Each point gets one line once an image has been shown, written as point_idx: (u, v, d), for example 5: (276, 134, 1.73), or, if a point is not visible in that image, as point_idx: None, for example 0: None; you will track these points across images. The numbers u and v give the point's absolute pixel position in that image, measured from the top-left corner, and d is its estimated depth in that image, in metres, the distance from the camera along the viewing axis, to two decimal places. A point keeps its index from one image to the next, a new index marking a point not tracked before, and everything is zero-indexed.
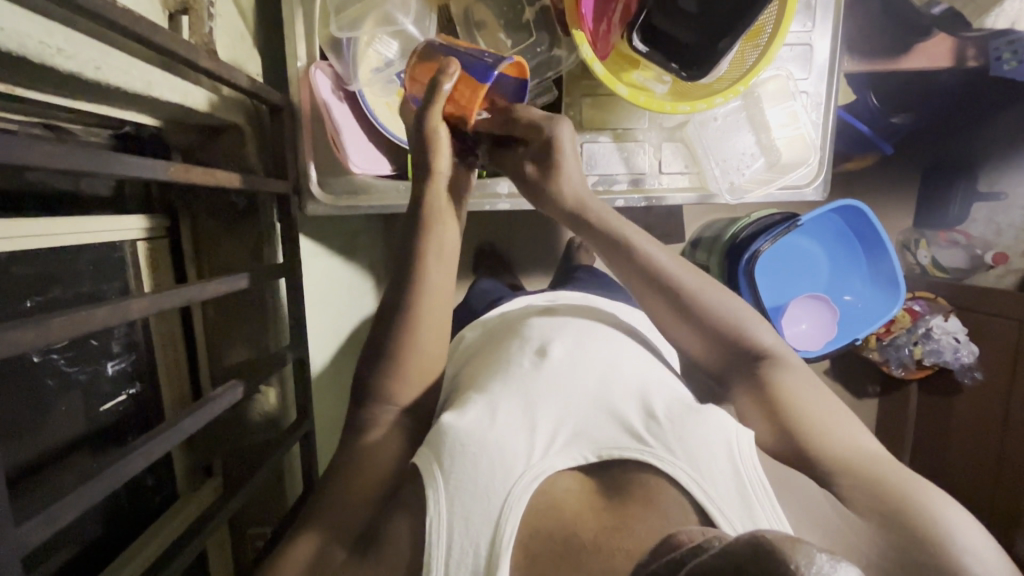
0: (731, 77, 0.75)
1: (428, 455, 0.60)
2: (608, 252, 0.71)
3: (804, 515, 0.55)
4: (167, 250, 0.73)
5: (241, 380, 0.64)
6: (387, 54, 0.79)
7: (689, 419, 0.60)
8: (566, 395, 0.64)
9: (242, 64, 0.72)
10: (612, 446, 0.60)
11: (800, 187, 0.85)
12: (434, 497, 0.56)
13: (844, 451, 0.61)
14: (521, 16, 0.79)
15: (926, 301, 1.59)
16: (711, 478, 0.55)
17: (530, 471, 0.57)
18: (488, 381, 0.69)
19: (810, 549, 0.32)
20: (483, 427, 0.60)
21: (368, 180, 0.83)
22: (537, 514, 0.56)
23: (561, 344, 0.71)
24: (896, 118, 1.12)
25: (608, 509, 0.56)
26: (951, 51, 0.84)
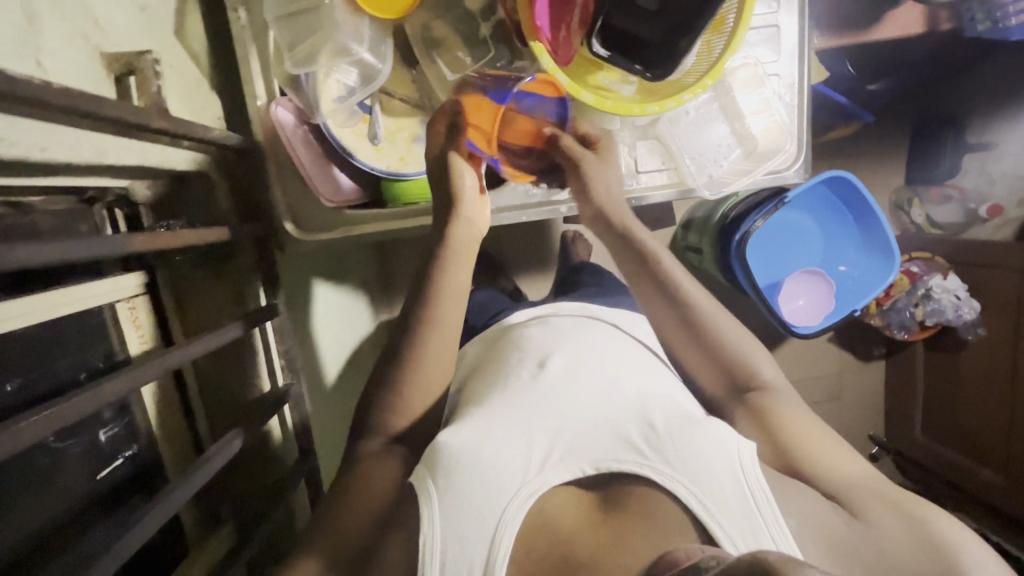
0: (698, 69, 0.73)
1: (423, 472, 0.61)
2: (627, 264, 0.77)
3: (804, 519, 0.57)
4: (147, 308, 0.72)
5: (237, 433, 0.66)
6: (348, 83, 0.76)
7: (689, 433, 0.61)
8: (564, 404, 0.66)
9: (202, 111, 0.71)
10: (609, 458, 0.60)
11: (782, 171, 0.83)
12: (429, 515, 0.57)
13: (840, 471, 0.64)
14: (477, 32, 0.77)
15: (924, 261, 1.59)
16: (708, 490, 0.56)
17: (525, 488, 0.58)
18: (487, 397, 0.71)
19: (809, 569, 0.37)
20: (480, 442, 0.62)
21: (338, 212, 0.81)
22: (533, 531, 0.57)
23: (560, 358, 0.73)
24: (873, 85, 1.11)
25: (605, 525, 0.57)
26: (922, 17, 0.81)
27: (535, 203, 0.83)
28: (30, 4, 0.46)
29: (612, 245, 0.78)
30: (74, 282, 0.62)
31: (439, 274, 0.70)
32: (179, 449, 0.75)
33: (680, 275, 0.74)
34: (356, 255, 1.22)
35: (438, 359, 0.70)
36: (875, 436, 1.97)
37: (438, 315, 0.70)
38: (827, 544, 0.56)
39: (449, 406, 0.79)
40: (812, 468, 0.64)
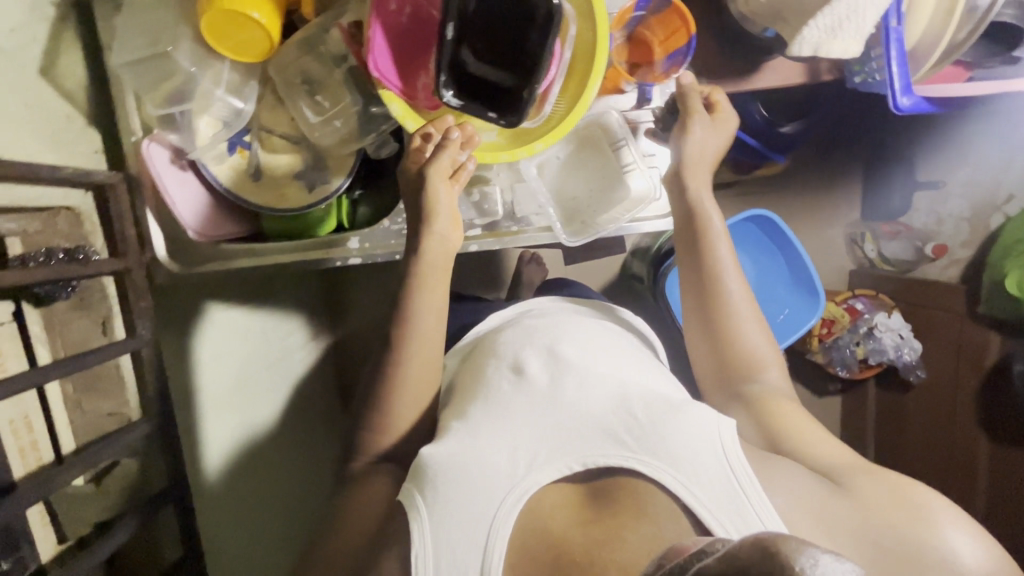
0: (558, 115, 0.74)
1: (411, 489, 0.64)
2: (686, 252, 0.79)
3: (794, 502, 0.60)
4: (13, 337, 0.73)
5: (151, 419, 0.81)
6: (222, 119, 0.78)
7: (668, 422, 0.64)
8: (546, 404, 0.68)
9: (68, 148, 0.74)
10: (596, 455, 0.63)
11: (661, 218, 0.84)
12: (420, 531, 0.60)
13: (832, 455, 0.67)
14: (345, 75, 0.80)
15: (867, 298, 1.53)
16: (693, 480, 0.59)
17: (514, 491, 0.61)
18: (466, 407, 0.72)
19: (813, 549, 0.33)
20: (464, 452, 0.64)
21: (216, 246, 0.83)
22: (526, 531, 0.59)
23: (537, 359, 0.75)
24: (788, 127, 1.10)
25: (595, 521, 0.59)
26: (800, 68, 0.81)
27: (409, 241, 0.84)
28: None
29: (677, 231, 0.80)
30: None
31: (420, 292, 0.72)
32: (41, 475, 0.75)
33: (721, 255, 0.77)
34: None
35: (405, 387, 0.72)
36: None
37: None
38: (822, 525, 0.59)
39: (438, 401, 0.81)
40: (801, 453, 0.67)
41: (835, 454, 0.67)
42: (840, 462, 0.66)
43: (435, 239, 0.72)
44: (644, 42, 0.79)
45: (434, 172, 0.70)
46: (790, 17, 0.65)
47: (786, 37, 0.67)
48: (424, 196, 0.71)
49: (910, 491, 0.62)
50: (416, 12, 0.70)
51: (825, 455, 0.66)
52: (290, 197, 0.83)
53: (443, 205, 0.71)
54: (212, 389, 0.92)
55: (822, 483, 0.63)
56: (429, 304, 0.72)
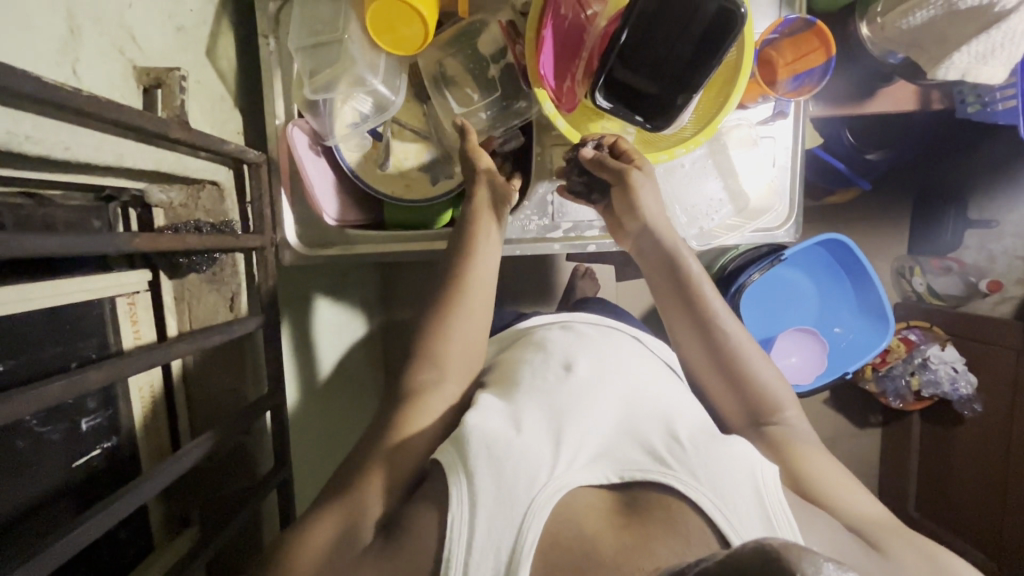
0: (695, 124, 0.77)
1: (450, 451, 0.61)
2: (672, 293, 0.76)
3: (823, 543, 0.57)
4: (147, 306, 0.75)
5: (213, 436, 0.66)
6: (363, 110, 0.81)
7: (714, 447, 0.62)
8: (592, 408, 0.67)
9: (223, 125, 0.76)
10: (635, 468, 0.61)
11: (771, 230, 0.86)
12: (458, 492, 0.57)
13: (854, 512, 0.64)
14: (485, 73, 0.83)
15: (921, 330, 1.56)
16: (731, 505, 0.56)
17: (553, 483, 0.58)
18: (513, 389, 0.71)
19: (817, 557, 0.34)
20: (505, 433, 0.62)
21: (347, 232, 0.86)
22: (559, 527, 0.56)
23: (584, 365, 0.75)
24: (873, 154, 1.14)
25: (628, 528, 0.56)
26: (914, 94, 0.85)
27: (532, 238, 0.87)
28: (77, 19, 0.51)
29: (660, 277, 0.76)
30: (77, 274, 0.65)
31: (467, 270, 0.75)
32: (160, 445, 0.76)
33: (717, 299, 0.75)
34: (364, 271, 1.24)
35: (456, 367, 0.71)
36: None
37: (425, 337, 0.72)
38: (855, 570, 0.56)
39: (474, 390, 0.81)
40: (830, 501, 0.64)
41: (849, 514, 0.64)
42: (857, 521, 0.63)
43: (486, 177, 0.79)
44: (771, 62, 0.82)
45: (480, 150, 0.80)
46: (933, 45, 0.69)
47: (926, 64, 0.71)
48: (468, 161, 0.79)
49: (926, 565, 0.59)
50: (576, 20, 0.74)
51: (842, 508, 0.64)
52: (415, 189, 0.86)
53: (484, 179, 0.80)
54: (291, 369, 0.92)
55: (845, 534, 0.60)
56: (479, 310, 0.75)
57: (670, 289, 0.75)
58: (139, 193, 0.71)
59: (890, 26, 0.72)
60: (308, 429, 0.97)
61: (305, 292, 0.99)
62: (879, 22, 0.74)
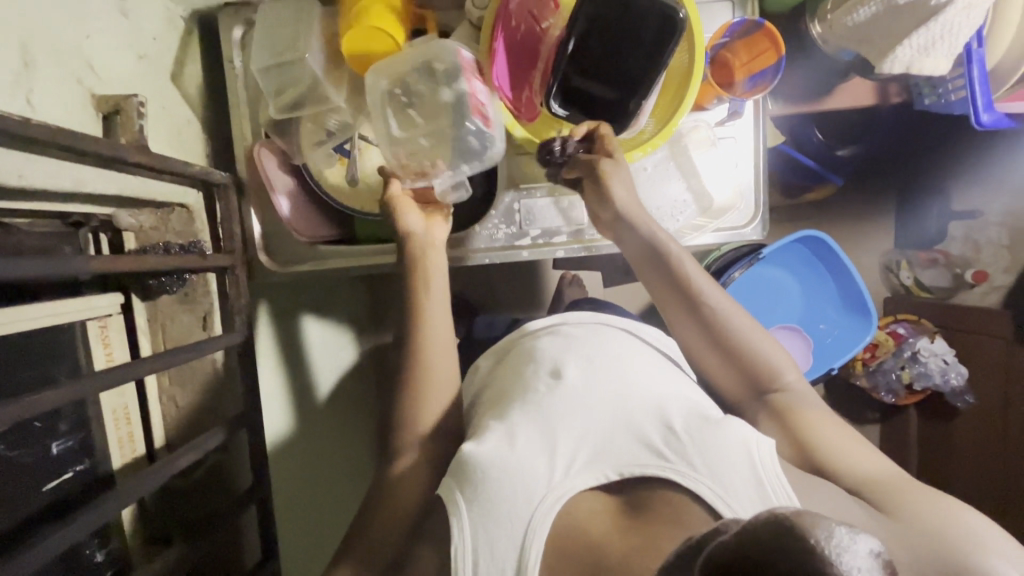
0: (652, 128, 0.79)
1: (450, 483, 0.62)
2: (658, 284, 0.77)
3: (838, 512, 0.56)
4: (120, 329, 0.77)
5: (214, 434, 0.73)
6: (328, 127, 0.82)
7: (711, 433, 0.61)
8: (586, 411, 0.66)
9: (190, 149, 0.78)
10: (633, 464, 0.61)
11: (738, 229, 0.87)
12: (458, 525, 0.58)
13: (870, 469, 0.63)
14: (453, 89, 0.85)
15: (910, 323, 1.55)
16: (734, 493, 0.56)
17: (552, 494, 0.59)
18: (505, 407, 0.70)
19: (830, 524, 0.34)
20: (498, 451, 0.62)
21: (319, 248, 0.87)
22: (561, 538, 0.57)
23: (575, 365, 0.71)
24: (843, 150, 1.16)
25: (634, 530, 0.56)
26: (872, 90, 0.86)
27: (501, 247, 0.87)
28: (32, 51, 0.52)
29: (647, 272, 0.77)
30: (44, 300, 0.66)
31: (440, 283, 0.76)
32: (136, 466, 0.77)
33: (700, 278, 0.75)
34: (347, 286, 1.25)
35: (440, 380, 0.73)
36: None
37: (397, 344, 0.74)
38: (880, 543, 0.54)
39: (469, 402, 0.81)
40: (843, 469, 0.63)
41: (867, 473, 0.63)
42: (877, 478, 0.62)
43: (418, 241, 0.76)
44: (727, 64, 0.84)
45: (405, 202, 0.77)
46: (880, 38, 0.70)
47: (873, 58, 0.72)
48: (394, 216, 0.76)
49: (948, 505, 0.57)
50: (529, 30, 0.75)
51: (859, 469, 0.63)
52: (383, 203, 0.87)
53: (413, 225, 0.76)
54: (272, 387, 0.91)
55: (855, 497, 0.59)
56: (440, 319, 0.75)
57: (657, 282, 0.76)
58: (107, 217, 0.72)
59: (839, 24, 0.72)
60: (297, 445, 0.96)
61: (286, 309, 0.99)
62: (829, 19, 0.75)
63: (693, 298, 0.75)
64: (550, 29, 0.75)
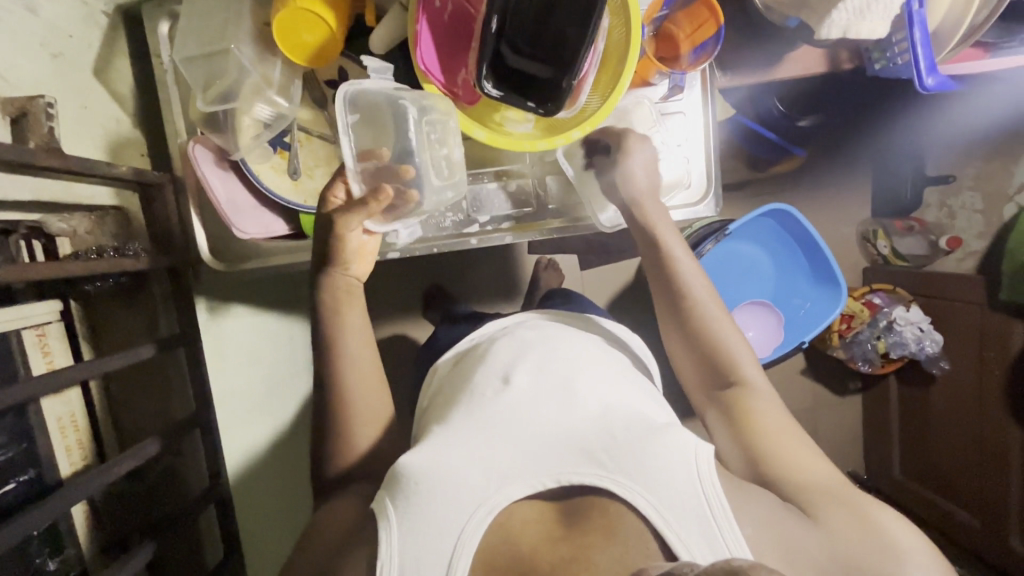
0: (592, 106, 0.76)
1: (382, 496, 0.64)
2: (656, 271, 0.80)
3: (758, 524, 0.60)
4: (61, 336, 0.75)
5: (153, 438, 0.74)
6: (263, 118, 0.79)
7: (648, 444, 0.64)
8: (528, 420, 0.68)
9: (119, 149, 0.76)
10: (570, 471, 0.63)
11: (691, 206, 0.86)
12: (388, 538, 0.60)
13: (805, 479, 0.67)
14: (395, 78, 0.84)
15: (885, 293, 1.54)
16: (662, 500, 0.59)
17: (484, 504, 0.60)
18: (450, 413, 0.74)
19: None
20: (435, 463, 0.64)
21: (265, 244, 0.86)
22: (492, 548, 0.58)
23: (522, 373, 0.75)
24: (803, 121, 1.14)
25: (564, 541, 0.57)
26: (822, 56, 0.84)
27: (447, 235, 0.85)
28: None
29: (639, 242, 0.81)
30: None
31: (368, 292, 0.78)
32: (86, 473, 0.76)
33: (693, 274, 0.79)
34: None
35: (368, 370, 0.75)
36: (854, 473, 1.80)
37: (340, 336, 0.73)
38: (786, 548, 0.59)
39: (423, 413, 0.85)
40: (782, 480, 0.67)
41: (803, 482, 0.67)
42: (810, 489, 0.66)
43: (337, 284, 0.76)
44: (672, 37, 0.81)
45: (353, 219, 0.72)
46: (816, 3, 0.68)
47: (813, 24, 0.70)
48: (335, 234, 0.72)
49: (855, 522, 0.63)
50: (461, 16, 0.74)
51: (793, 472, 0.68)
52: None
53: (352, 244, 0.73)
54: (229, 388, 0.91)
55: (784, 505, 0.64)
56: (359, 320, 0.76)
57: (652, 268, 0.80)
58: (36, 223, 0.71)
59: None
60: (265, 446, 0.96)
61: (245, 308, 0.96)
62: None
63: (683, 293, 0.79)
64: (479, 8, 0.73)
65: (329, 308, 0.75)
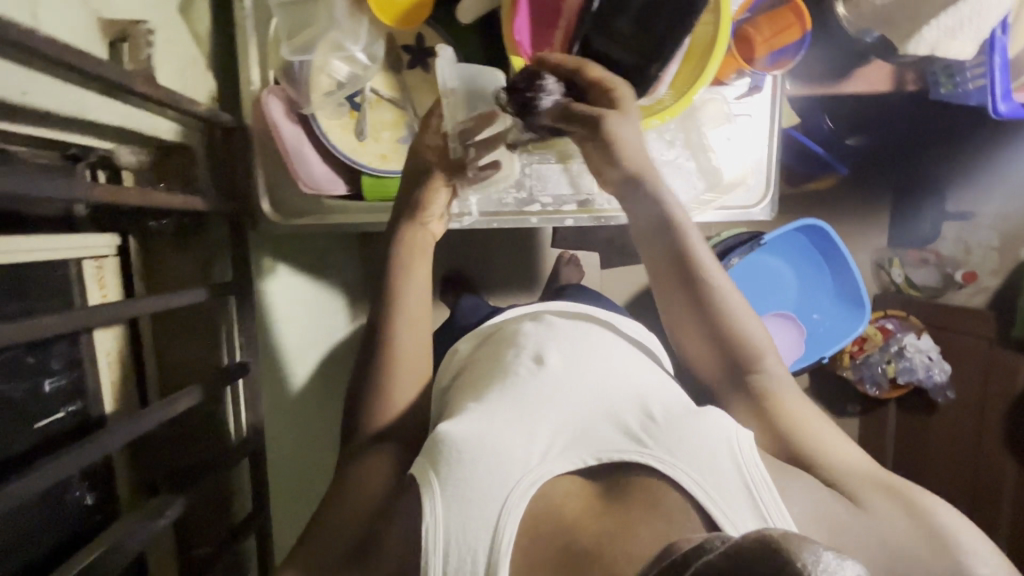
0: (671, 97, 0.77)
1: (423, 464, 0.61)
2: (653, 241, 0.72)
3: (805, 506, 0.58)
4: (115, 271, 0.74)
5: (188, 391, 0.69)
6: (339, 77, 0.80)
7: (690, 422, 0.62)
8: (566, 398, 0.67)
9: (195, 88, 0.76)
10: (611, 450, 0.61)
11: (748, 207, 0.86)
12: (431, 506, 0.57)
13: (839, 464, 0.65)
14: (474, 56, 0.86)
15: (897, 319, 1.57)
16: (711, 479, 0.57)
17: (528, 476, 0.58)
18: (484, 390, 0.71)
19: (819, 546, 0.33)
20: (478, 431, 0.62)
21: (329, 201, 0.86)
22: (537, 519, 0.56)
23: (557, 354, 0.74)
24: (850, 140, 1.18)
25: (609, 513, 0.56)
26: (891, 77, 0.85)
27: (510, 212, 0.87)
28: None
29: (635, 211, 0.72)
30: (41, 234, 0.64)
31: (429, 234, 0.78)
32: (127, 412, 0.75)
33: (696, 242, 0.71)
34: (340, 250, 1.22)
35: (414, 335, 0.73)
36: None
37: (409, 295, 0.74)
38: (831, 531, 0.57)
39: (444, 389, 0.83)
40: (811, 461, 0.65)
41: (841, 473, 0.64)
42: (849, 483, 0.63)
43: (417, 235, 0.77)
44: (749, 37, 0.83)
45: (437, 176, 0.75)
46: (904, 22, 0.71)
47: (898, 40, 0.72)
48: (422, 194, 0.75)
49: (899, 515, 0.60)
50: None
51: (830, 461, 0.64)
52: (393, 159, 0.86)
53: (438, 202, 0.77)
54: (272, 341, 0.90)
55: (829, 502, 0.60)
56: (421, 279, 0.75)
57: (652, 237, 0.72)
58: (108, 153, 0.69)
59: (866, 4, 0.75)
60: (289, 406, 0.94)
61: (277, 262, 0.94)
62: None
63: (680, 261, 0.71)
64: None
65: (401, 263, 0.75)
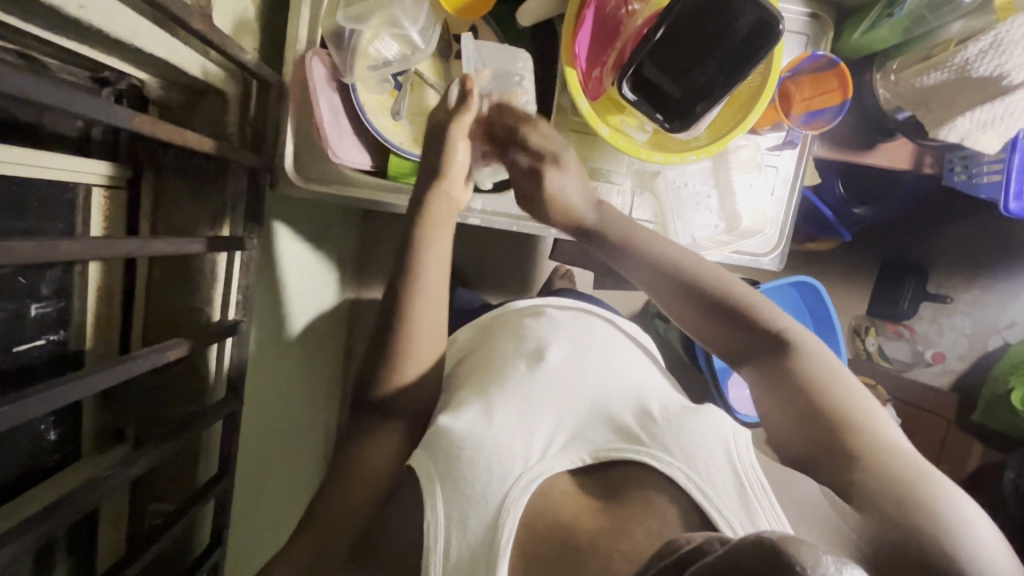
0: (710, 137, 0.78)
1: (426, 459, 0.61)
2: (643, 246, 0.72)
3: (796, 506, 0.54)
4: (121, 205, 0.71)
5: (175, 344, 0.63)
6: (387, 55, 0.79)
7: (685, 421, 0.60)
8: (566, 395, 0.66)
9: (241, 36, 0.74)
10: (608, 448, 0.60)
11: (758, 256, 0.88)
12: (432, 502, 0.57)
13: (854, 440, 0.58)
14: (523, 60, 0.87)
15: (866, 386, 1.48)
16: (708, 479, 0.55)
17: (527, 473, 0.57)
18: (484, 384, 0.70)
19: (817, 550, 0.31)
20: (479, 427, 0.62)
21: (352, 174, 0.83)
22: (536, 515, 0.55)
23: (558, 350, 0.73)
24: (859, 209, 1.23)
25: (605, 511, 0.55)
26: (911, 154, 0.91)
27: (530, 218, 0.88)
28: None
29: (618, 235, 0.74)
30: (58, 153, 0.61)
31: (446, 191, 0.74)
32: (108, 352, 0.73)
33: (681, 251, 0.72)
34: (344, 225, 1.19)
35: (424, 333, 0.70)
36: None
37: (445, 292, 0.72)
38: (815, 521, 0.53)
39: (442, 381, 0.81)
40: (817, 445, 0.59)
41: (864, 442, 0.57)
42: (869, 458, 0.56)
43: (442, 196, 0.74)
44: (789, 95, 0.86)
45: (457, 127, 0.73)
46: (938, 107, 0.77)
47: (930, 124, 0.79)
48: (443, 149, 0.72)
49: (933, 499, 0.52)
50: (616, 16, 0.77)
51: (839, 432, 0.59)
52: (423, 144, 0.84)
53: (459, 160, 0.74)
54: (268, 304, 0.88)
55: (830, 495, 0.56)
56: (439, 256, 0.72)
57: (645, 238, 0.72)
58: (140, 84, 0.66)
59: (905, 83, 0.80)
60: (269, 370, 0.91)
61: (281, 225, 0.91)
62: (893, 80, 0.83)
63: (677, 271, 0.71)
64: (638, 10, 0.76)
65: (415, 239, 0.71)
